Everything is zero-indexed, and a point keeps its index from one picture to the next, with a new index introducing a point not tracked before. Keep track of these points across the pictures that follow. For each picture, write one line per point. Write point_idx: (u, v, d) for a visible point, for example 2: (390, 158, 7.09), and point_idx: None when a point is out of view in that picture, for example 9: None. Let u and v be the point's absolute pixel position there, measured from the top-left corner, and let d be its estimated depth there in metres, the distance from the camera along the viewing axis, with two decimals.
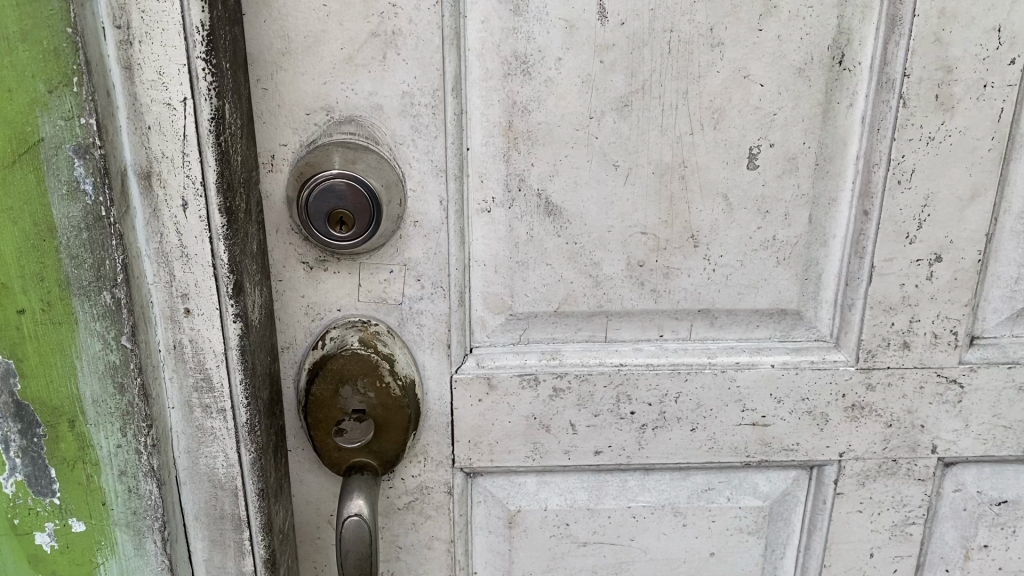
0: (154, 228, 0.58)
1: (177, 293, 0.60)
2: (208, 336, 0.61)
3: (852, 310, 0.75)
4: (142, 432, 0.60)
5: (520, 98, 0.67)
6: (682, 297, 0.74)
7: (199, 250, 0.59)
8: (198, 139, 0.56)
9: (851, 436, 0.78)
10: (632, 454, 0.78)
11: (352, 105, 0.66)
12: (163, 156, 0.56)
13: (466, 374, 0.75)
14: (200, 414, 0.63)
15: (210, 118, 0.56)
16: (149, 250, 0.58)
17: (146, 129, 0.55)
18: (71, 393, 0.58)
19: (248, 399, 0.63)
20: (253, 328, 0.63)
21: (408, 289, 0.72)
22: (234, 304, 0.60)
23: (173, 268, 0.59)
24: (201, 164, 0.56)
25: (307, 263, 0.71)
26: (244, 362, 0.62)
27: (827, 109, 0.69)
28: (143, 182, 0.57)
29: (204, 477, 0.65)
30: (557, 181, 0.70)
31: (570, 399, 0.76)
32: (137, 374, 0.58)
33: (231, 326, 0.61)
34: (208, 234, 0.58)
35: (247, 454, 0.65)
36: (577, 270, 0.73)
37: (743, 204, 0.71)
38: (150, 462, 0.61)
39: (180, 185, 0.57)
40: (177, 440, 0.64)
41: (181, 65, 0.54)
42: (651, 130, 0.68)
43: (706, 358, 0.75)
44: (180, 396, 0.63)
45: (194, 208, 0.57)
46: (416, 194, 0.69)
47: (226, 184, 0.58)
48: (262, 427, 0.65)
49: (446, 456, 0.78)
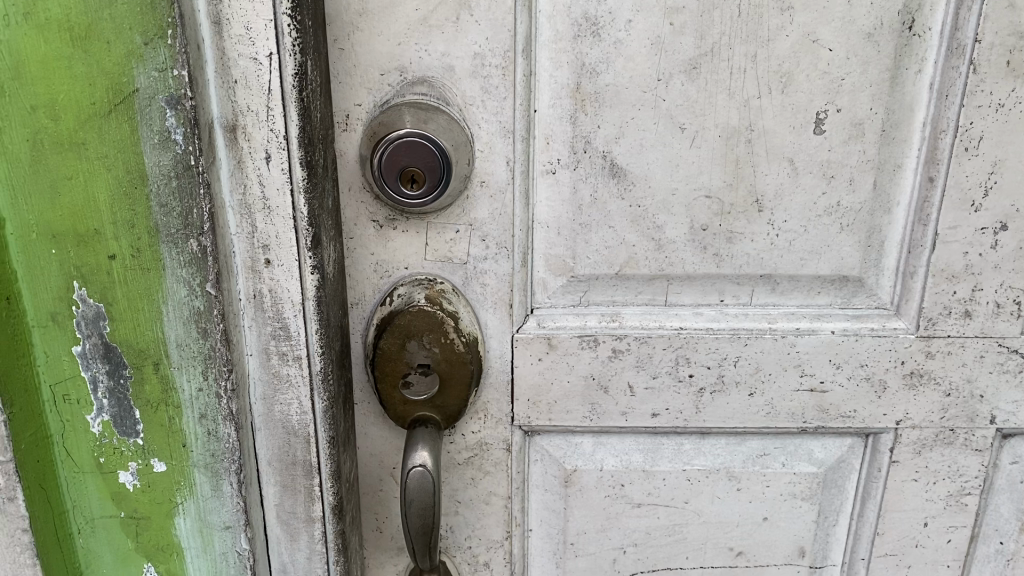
0: (237, 180, 0.60)
1: (258, 244, 0.62)
2: (286, 286, 0.63)
3: (914, 278, 0.75)
4: (223, 377, 0.62)
5: (589, 60, 0.68)
6: (744, 262, 0.75)
7: (281, 202, 0.61)
8: (282, 94, 0.58)
9: (909, 404, 0.79)
10: (689, 417, 0.79)
11: (424, 66, 0.68)
12: (249, 109, 0.58)
13: (527, 334, 0.76)
14: (276, 361, 0.65)
15: (293, 74, 0.58)
16: (232, 202, 0.61)
17: (233, 83, 0.58)
18: (156, 337, 0.61)
19: (322, 349, 0.65)
20: (328, 280, 0.65)
21: (473, 249, 0.74)
22: (312, 256, 0.63)
23: (255, 220, 0.61)
24: (284, 117, 0.59)
25: (378, 222, 0.73)
26: (319, 313, 0.64)
27: (896, 74, 0.69)
28: (229, 135, 0.59)
29: (279, 424, 0.67)
30: (623, 144, 0.71)
31: (629, 360, 0.77)
32: (219, 320, 0.61)
33: (308, 278, 0.63)
34: (289, 187, 0.60)
35: (319, 402, 0.67)
36: (639, 234, 0.74)
37: (808, 168, 0.71)
38: (229, 407, 0.63)
39: (264, 138, 0.59)
40: (254, 387, 0.66)
41: (268, 21, 0.56)
42: (719, 93, 0.69)
43: (767, 323, 0.76)
44: (258, 344, 0.65)
45: (277, 161, 0.60)
46: (483, 154, 0.71)
47: (307, 139, 0.60)
48: (335, 377, 0.68)
49: (506, 414, 0.79)
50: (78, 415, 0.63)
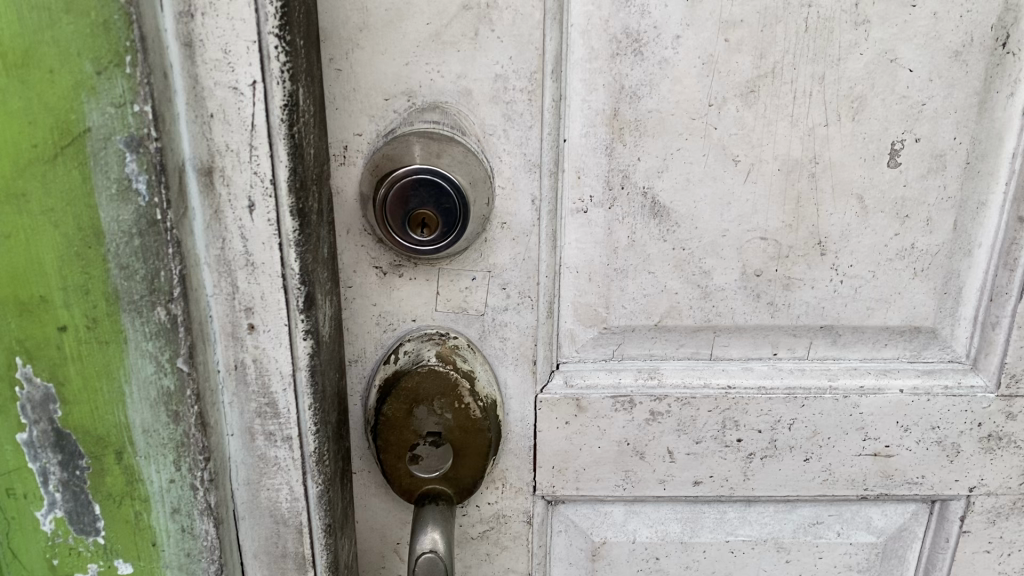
0: (214, 232, 0.50)
1: (240, 307, 0.52)
2: (274, 356, 0.53)
3: (995, 329, 0.65)
4: (199, 466, 0.53)
5: (629, 82, 0.58)
6: (803, 312, 0.65)
7: (267, 258, 0.51)
8: (269, 130, 0.48)
9: (985, 469, 0.69)
10: (736, 485, 0.70)
11: (437, 89, 0.57)
12: (228, 149, 0.48)
13: (553, 394, 0.66)
14: (262, 442, 0.55)
15: (282, 105, 0.48)
16: (208, 258, 0.50)
17: (209, 117, 0.47)
18: (118, 421, 0.51)
19: (317, 426, 0.56)
20: (324, 345, 0.55)
21: (492, 298, 0.64)
22: (305, 320, 0.53)
23: (236, 279, 0.51)
24: (271, 158, 0.48)
25: (380, 268, 0.62)
26: (313, 385, 0.54)
27: (984, 99, 0.59)
28: (204, 180, 0.49)
29: (266, 512, 0.58)
30: (667, 179, 0.61)
31: (669, 423, 0.67)
32: (194, 401, 0.51)
33: (300, 344, 0.53)
34: (277, 240, 0.50)
35: (313, 486, 0.57)
36: (683, 280, 0.64)
37: (879, 207, 0.62)
38: (207, 499, 0.54)
39: (246, 182, 0.49)
40: (236, 470, 0.56)
41: (251, 42, 0.46)
42: (779, 120, 0.59)
43: (827, 381, 0.67)
44: (241, 422, 0.55)
45: (262, 209, 0.49)
46: (504, 191, 0.61)
47: (299, 182, 0.50)
48: (331, 455, 0.58)
49: (527, 483, 0.69)
50: (25, 511, 0.53)
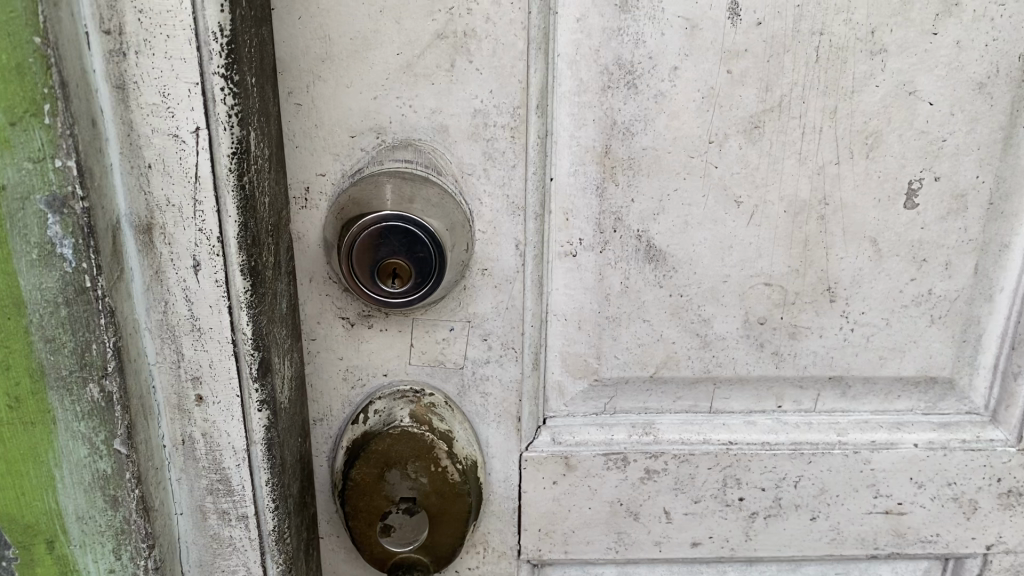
0: (156, 296, 0.44)
1: (186, 376, 0.46)
2: (225, 429, 0.48)
3: (1017, 380, 0.60)
4: (142, 555, 0.47)
5: (622, 117, 0.52)
6: (810, 362, 0.60)
7: (215, 323, 0.45)
8: (215, 182, 0.42)
9: (1003, 526, 0.64)
10: (737, 546, 0.65)
11: (409, 126, 0.52)
12: (169, 203, 0.42)
13: (539, 452, 0.61)
14: (215, 521, 0.50)
15: (230, 154, 0.42)
16: (149, 323, 0.45)
17: (146, 168, 0.42)
18: (48, 509, 0.45)
19: (275, 503, 0.50)
20: (282, 413, 0.50)
21: (472, 350, 0.58)
22: (259, 388, 0.47)
23: (181, 345, 0.46)
24: (218, 212, 0.43)
25: (348, 319, 0.57)
26: (270, 459, 0.49)
27: (1009, 134, 0.54)
28: (142, 238, 0.43)
29: None
30: (663, 221, 0.55)
31: (665, 482, 0.62)
32: (134, 485, 0.45)
33: (254, 415, 0.48)
34: (226, 303, 0.45)
35: (273, 567, 0.52)
36: (680, 329, 0.59)
37: (894, 250, 0.57)
38: None
39: (190, 240, 0.43)
40: (186, 552, 0.51)
41: (192, 84, 0.40)
42: (787, 158, 0.54)
43: (835, 435, 0.62)
44: (190, 500, 0.50)
45: (209, 270, 0.44)
46: (485, 236, 0.55)
47: (251, 238, 0.44)
48: (292, 532, 0.52)
49: (511, 546, 0.64)
50: None
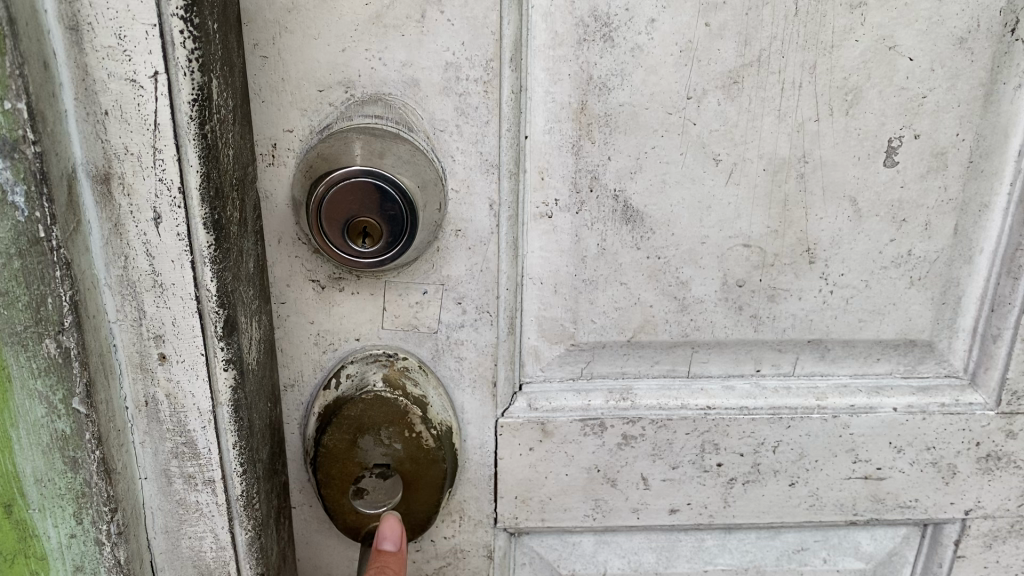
0: (115, 250, 0.43)
1: (149, 334, 0.45)
2: (190, 390, 0.46)
3: (997, 342, 0.60)
4: (103, 519, 0.45)
5: (598, 72, 0.51)
6: (789, 325, 0.59)
7: (177, 278, 0.44)
8: (175, 130, 0.40)
9: (981, 491, 0.64)
10: (715, 512, 0.64)
11: (379, 80, 0.50)
12: (127, 152, 0.41)
13: (514, 418, 0.60)
14: (180, 486, 0.49)
15: (190, 101, 0.40)
16: (108, 278, 0.43)
17: (103, 115, 0.40)
18: (6, 470, 0.43)
19: (243, 467, 0.49)
20: (250, 374, 0.49)
21: (446, 314, 0.57)
22: (225, 347, 0.46)
23: (142, 302, 0.44)
24: (178, 162, 0.41)
25: (318, 282, 0.55)
26: (237, 421, 0.48)
27: (990, 91, 0.53)
28: (100, 188, 0.41)
29: (187, 561, 0.52)
30: (641, 180, 0.54)
31: (643, 448, 0.61)
32: (95, 446, 0.44)
33: (220, 375, 0.46)
34: (188, 257, 0.43)
35: (242, 534, 0.51)
36: (658, 292, 0.58)
37: (874, 210, 0.56)
38: (115, 555, 0.47)
39: (150, 191, 0.42)
40: (151, 518, 0.50)
41: (150, 26, 0.38)
42: (765, 114, 0.53)
43: (814, 400, 0.61)
44: (155, 464, 0.48)
45: (170, 222, 0.42)
46: (459, 195, 0.54)
47: (214, 190, 0.42)
48: (262, 497, 0.51)
49: (487, 514, 0.63)
50: None
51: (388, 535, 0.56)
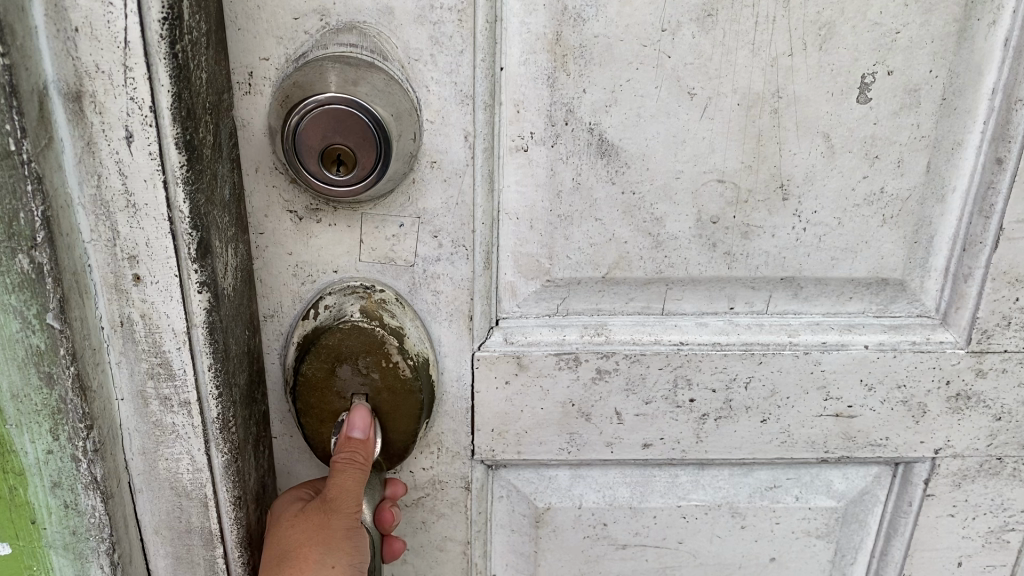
0: (87, 169, 0.44)
1: (123, 255, 0.46)
2: (165, 311, 0.48)
3: (967, 281, 0.60)
4: (79, 436, 0.47)
5: (572, 2, 0.52)
6: (761, 263, 0.60)
7: (149, 199, 0.45)
8: (145, 48, 0.41)
9: (951, 430, 0.65)
10: (688, 447, 0.65)
11: (353, 8, 0.50)
12: (98, 70, 0.42)
13: (491, 351, 0.61)
14: (157, 408, 0.51)
15: (160, 19, 0.40)
16: (82, 197, 0.45)
17: (73, 32, 0.41)
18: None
19: (218, 391, 0.50)
20: (226, 299, 0.50)
21: (422, 247, 0.57)
22: (199, 270, 0.47)
23: (116, 222, 0.45)
24: (149, 81, 0.41)
25: (296, 213, 0.56)
26: (212, 343, 0.49)
27: (964, 27, 0.54)
28: (71, 106, 0.42)
29: (165, 484, 0.54)
30: (616, 114, 0.55)
31: (617, 383, 0.62)
32: (69, 363, 0.45)
33: (195, 298, 0.47)
34: (161, 177, 0.44)
35: (219, 456, 0.52)
36: (632, 228, 0.58)
37: (846, 147, 0.56)
38: (92, 473, 0.49)
39: (121, 109, 0.42)
40: (129, 438, 0.52)
41: None
42: (740, 49, 0.53)
43: (786, 337, 0.62)
44: (131, 385, 0.50)
45: (141, 141, 0.43)
46: (434, 126, 0.54)
47: (186, 110, 0.43)
48: (239, 422, 0.53)
49: (464, 447, 0.64)
50: None
51: (357, 423, 0.56)
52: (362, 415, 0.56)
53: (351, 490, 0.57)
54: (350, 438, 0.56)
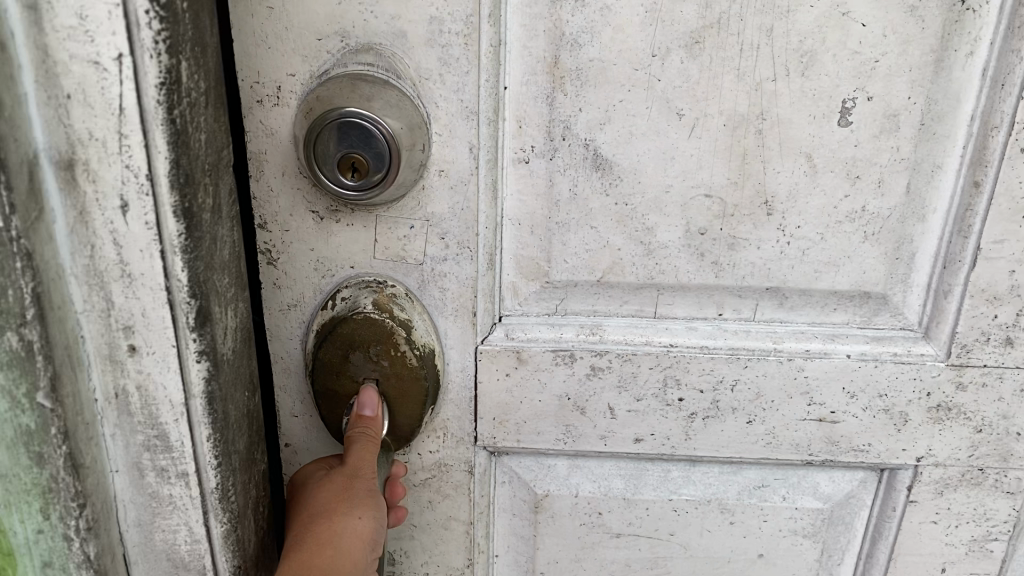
0: (81, 241, 0.51)
1: (119, 326, 0.53)
2: (162, 381, 0.55)
3: (947, 298, 0.64)
4: (70, 514, 0.54)
5: (569, 29, 0.57)
6: (747, 274, 0.64)
7: (145, 269, 0.51)
8: (141, 114, 0.47)
9: (933, 440, 0.68)
10: (677, 444, 0.69)
11: (371, 31, 0.56)
12: (91, 138, 0.48)
13: (493, 345, 0.66)
14: (153, 479, 0.58)
15: (157, 86, 0.46)
16: (74, 268, 0.51)
17: (65, 98, 0.46)
18: None
19: (217, 460, 0.58)
20: (223, 365, 0.57)
21: (431, 247, 0.63)
22: (196, 340, 0.54)
23: (111, 292, 0.52)
24: (145, 148, 0.48)
25: (318, 213, 0.61)
26: (210, 412, 0.56)
27: (941, 57, 0.57)
28: (63, 173, 0.48)
29: (161, 554, 0.61)
30: (609, 131, 0.59)
31: (610, 380, 0.67)
32: (60, 440, 0.52)
33: (194, 368, 0.55)
34: (158, 248, 0.51)
35: (217, 524, 0.60)
36: (625, 236, 0.63)
37: (828, 167, 0.60)
38: (83, 550, 0.56)
39: (117, 177, 0.49)
40: (125, 511, 0.59)
41: (113, 8, 0.44)
42: (726, 74, 0.57)
43: (771, 343, 0.65)
44: (125, 457, 0.57)
45: (139, 212, 0.49)
46: (442, 138, 0.59)
47: (183, 176, 0.49)
48: (236, 490, 0.61)
49: (468, 433, 0.69)
50: None
51: (368, 402, 0.62)
52: (372, 397, 0.62)
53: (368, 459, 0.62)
54: (361, 416, 0.62)
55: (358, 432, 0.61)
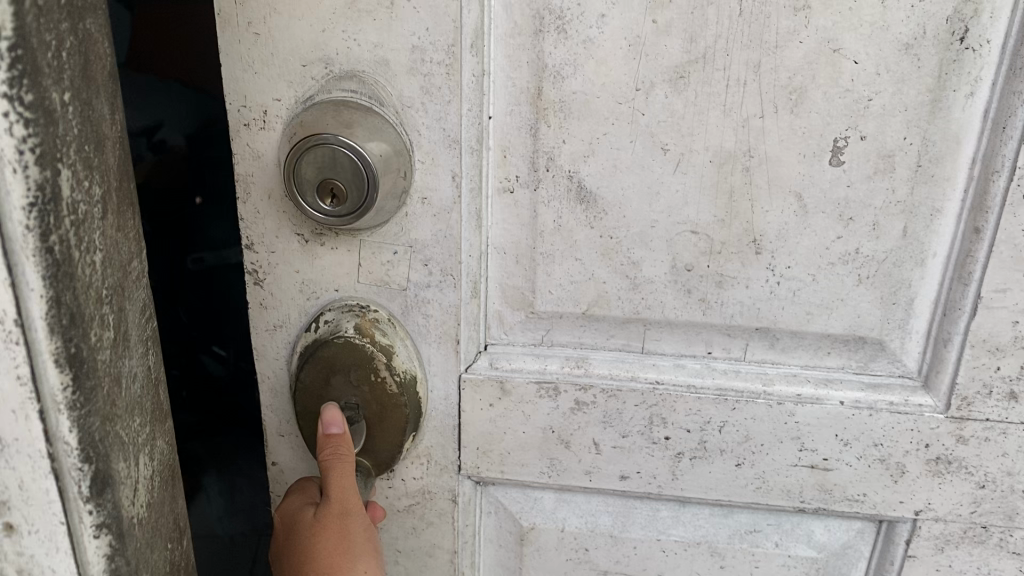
0: None
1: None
2: (49, 564, 0.45)
3: (947, 346, 0.61)
4: None
5: (552, 61, 0.56)
6: (736, 312, 0.62)
7: (20, 432, 0.42)
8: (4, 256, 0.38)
9: (932, 493, 0.65)
10: (664, 484, 0.67)
11: (354, 59, 0.57)
12: None
13: (476, 374, 0.65)
14: None
15: (21, 211, 0.37)
16: None
17: None
18: None
19: None
20: (129, 529, 0.47)
21: (414, 274, 0.62)
22: (91, 513, 0.44)
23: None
24: (11, 288, 0.38)
25: (303, 236, 0.62)
26: None
27: (937, 97, 0.54)
28: None
29: None
30: (594, 164, 0.59)
31: (594, 415, 0.65)
32: None
33: (88, 543, 0.45)
34: (36, 406, 0.41)
35: None
36: (611, 269, 0.62)
37: (820, 207, 0.58)
38: None
39: None
40: None
41: None
42: (712, 109, 0.56)
43: (761, 385, 0.63)
44: None
45: (9, 366, 0.40)
46: (425, 166, 0.59)
47: (69, 317, 0.40)
48: None
49: (452, 461, 0.69)
50: None
51: (334, 420, 0.61)
52: (337, 413, 0.62)
53: (349, 486, 0.61)
54: (330, 436, 0.61)
55: (331, 456, 0.61)
